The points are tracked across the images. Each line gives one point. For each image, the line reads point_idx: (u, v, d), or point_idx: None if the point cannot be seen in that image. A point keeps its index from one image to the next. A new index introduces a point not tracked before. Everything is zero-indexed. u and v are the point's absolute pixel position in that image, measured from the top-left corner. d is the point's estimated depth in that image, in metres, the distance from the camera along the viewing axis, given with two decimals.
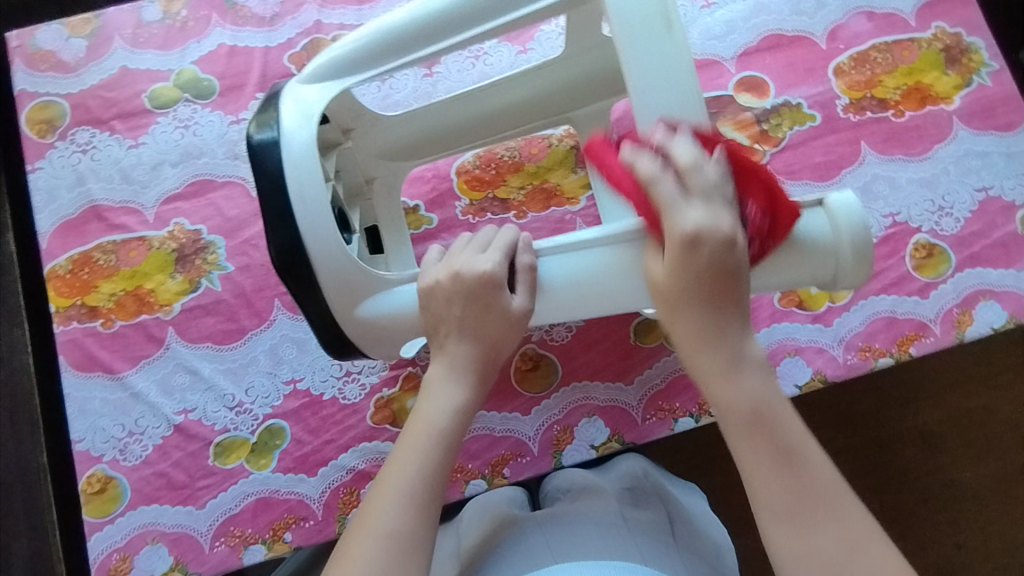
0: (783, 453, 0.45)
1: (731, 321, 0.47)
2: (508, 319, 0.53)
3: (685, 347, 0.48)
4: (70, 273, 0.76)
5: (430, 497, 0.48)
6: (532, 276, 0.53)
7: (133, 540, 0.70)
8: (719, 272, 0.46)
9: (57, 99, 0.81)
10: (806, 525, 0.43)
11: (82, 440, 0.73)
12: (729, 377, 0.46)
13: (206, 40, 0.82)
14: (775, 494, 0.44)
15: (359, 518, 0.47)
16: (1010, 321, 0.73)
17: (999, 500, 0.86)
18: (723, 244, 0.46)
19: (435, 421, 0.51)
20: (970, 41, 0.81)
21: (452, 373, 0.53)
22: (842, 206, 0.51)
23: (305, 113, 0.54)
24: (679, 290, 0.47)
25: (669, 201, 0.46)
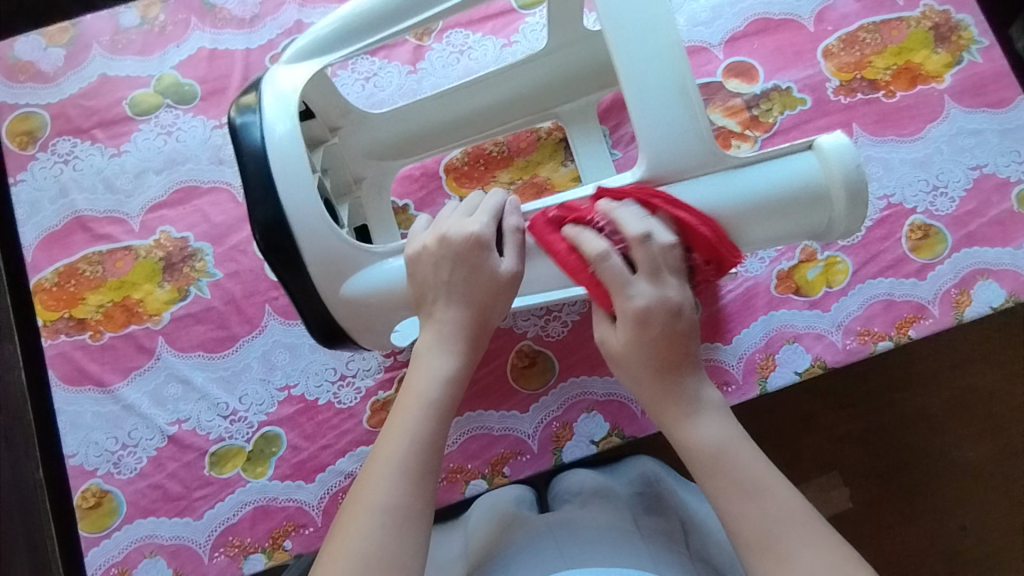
0: (751, 487, 0.46)
1: (684, 373, 0.50)
2: (497, 281, 0.51)
3: (649, 400, 0.51)
4: (56, 285, 0.75)
5: (424, 469, 0.47)
6: (520, 238, 0.52)
7: (131, 554, 0.69)
8: (671, 334, 0.49)
9: (36, 109, 0.80)
10: (779, 553, 0.43)
11: (75, 454, 0.72)
12: (692, 423, 0.49)
13: (186, 44, 0.80)
14: (747, 525, 0.45)
15: (354, 493, 0.47)
16: (1009, 299, 0.73)
17: (1003, 479, 0.85)
18: (667, 309, 0.49)
19: (427, 392, 0.50)
20: (959, 18, 0.80)
21: (442, 340, 0.52)
22: (833, 148, 0.51)
23: (282, 97, 0.54)
24: (635, 354, 0.50)
25: (616, 280, 0.49)
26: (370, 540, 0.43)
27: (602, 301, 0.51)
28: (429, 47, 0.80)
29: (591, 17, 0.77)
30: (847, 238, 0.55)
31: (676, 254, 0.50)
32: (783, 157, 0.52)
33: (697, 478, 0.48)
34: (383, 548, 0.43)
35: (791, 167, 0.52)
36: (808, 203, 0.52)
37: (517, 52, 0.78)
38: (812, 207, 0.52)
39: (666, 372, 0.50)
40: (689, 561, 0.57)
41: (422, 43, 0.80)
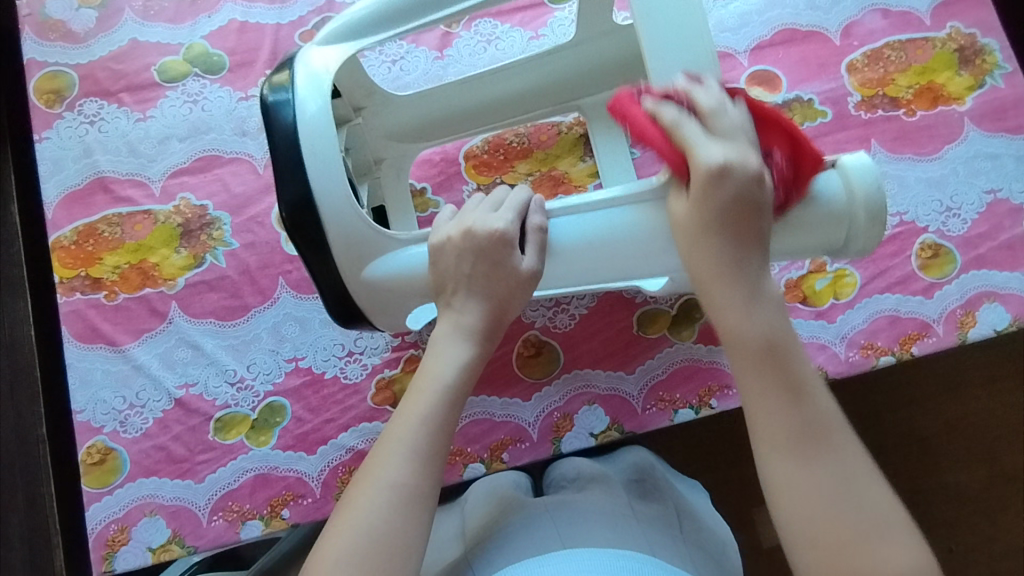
0: (792, 391, 0.44)
1: (753, 256, 0.46)
2: (516, 279, 0.52)
3: (701, 276, 0.47)
4: (75, 244, 0.76)
5: (433, 452, 0.48)
6: (542, 237, 0.53)
7: (131, 512, 0.70)
8: (743, 202, 0.46)
9: (66, 69, 0.81)
10: (808, 459, 0.42)
11: (82, 410, 0.73)
12: (746, 313, 0.45)
13: (217, 15, 0.81)
14: (780, 424, 0.43)
15: (364, 467, 0.48)
16: (1013, 323, 0.73)
17: (992, 504, 0.86)
18: (745, 178, 0.46)
19: (442, 376, 0.51)
20: (985, 42, 0.80)
21: (457, 331, 0.53)
22: (855, 167, 0.51)
23: (312, 75, 0.55)
24: (703, 223, 0.46)
25: (692, 140, 0.47)
26: (375, 519, 0.44)
27: (676, 169, 0.48)
28: (457, 35, 0.81)
29: (619, 15, 0.78)
30: (861, 258, 0.54)
31: (751, 130, 0.48)
32: (807, 173, 0.52)
33: (732, 364, 0.46)
34: (388, 526, 0.44)
35: (815, 182, 0.51)
36: (829, 217, 0.51)
37: (543, 45, 0.78)
38: (830, 222, 0.51)
39: (737, 252, 0.46)
40: (683, 546, 0.59)
41: (450, 30, 0.81)
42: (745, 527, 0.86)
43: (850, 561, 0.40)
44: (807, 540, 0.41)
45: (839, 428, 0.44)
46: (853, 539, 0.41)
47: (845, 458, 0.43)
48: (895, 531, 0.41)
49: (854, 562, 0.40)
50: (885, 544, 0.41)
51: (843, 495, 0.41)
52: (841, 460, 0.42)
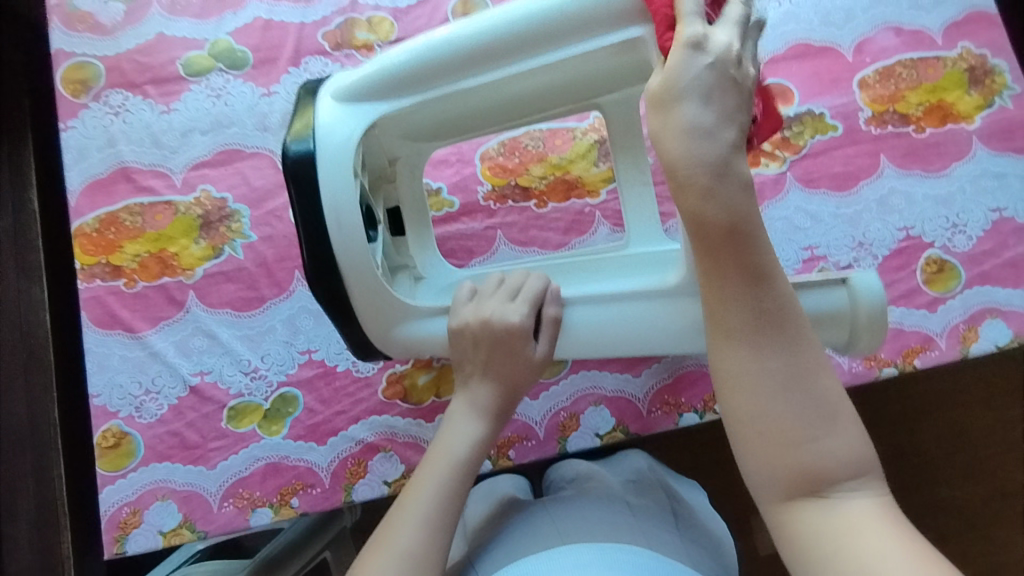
0: (753, 282, 0.43)
1: (727, 130, 0.42)
2: (530, 364, 0.58)
3: (671, 160, 0.43)
4: (96, 231, 0.77)
5: (443, 526, 0.52)
6: (556, 327, 0.58)
7: (144, 496, 0.71)
8: (727, 81, 0.43)
9: (92, 60, 0.82)
10: (758, 348, 0.43)
11: (99, 395, 0.74)
12: (713, 191, 0.42)
13: (243, 12, 0.83)
14: (735, 317, 0.43)
15: (378, 535, 0.52)
16: (1014, 340, 0.75)
17: (986, 518, 0.88)
18: (723, 59, 0.43)
19: (454, 454, 0.56)
20: (995, 63, 0.82)
21: (472, 409, 0.58)
22: (863, 288, 0.54)
23: (334, 116, 0.56)
24: (678, 95, 0.43)
25: (692, 13, 0.44)
26: None
27: (666, 48, 0.46)
28: None
29: None
30: (864, 354, 0.58)
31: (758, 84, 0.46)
32: (817, 287, 0.56)
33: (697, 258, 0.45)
34: None
35: (827, 299, 0.55)
36: (829, 316, 0.55)
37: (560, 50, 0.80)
38: (835, 320, 0.55)
39: (710, 140, 0.42)
40: (681, 542, 0.60)
41: None
42: (744, 534, 0.87)
43: (795, 447, 0.42)
44: (751, 424, 0.43)
45: (797, 322, 0.44)
46: (802, 432, 0.42)
47: (798, 348, 0.44)
48: (843, 420, 0.43)
49: (796, 452, 0.42)
50: (829, 434, 0.42)
51: (788, 386, 0.43)
52: (793, 348, 0.43)
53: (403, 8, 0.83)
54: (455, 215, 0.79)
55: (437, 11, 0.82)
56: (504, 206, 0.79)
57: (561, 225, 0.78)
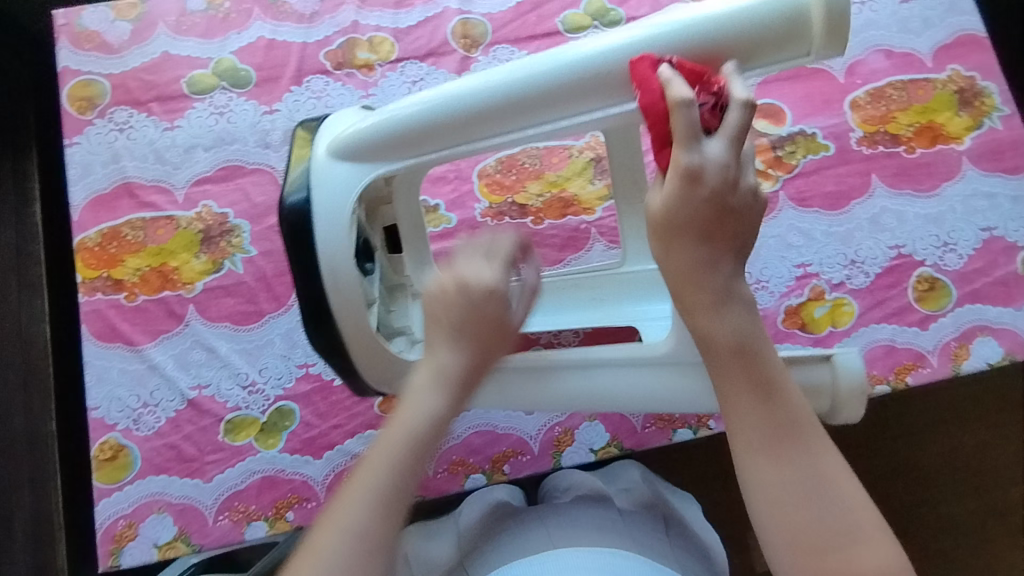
0: (765, 391, 0.43)
1: (724, 253, 0.44)
2: (506, 322, 0.48)
3: (674, 283, 0.45)
4: (99, 246, 0.79)
5: (394, 515, 0.43)
6: (535, 291, 0.51)
7: (140, 508, 0.72)
8: (724, 206, 0.43)
9: (99, 78, 0.84)
10: (780, 458, 0.42)
11: (97, 407, 0.74)
12: (716, 314, 0.44)
13: (247, 32, 0.85)
14: (752, 426, 0.43)
15: (316, 529, 0.44)
16: (1005, 358, 0.75)
17: (982, 536, 0.88)
18: (722, 180, 0.43)
19: (410, 428, 0.45)
20: (984, 86, 0.83)
21: (434, 381, 0.47)
22: (845, 369, 0.53)
23: (327, 168, 0.56)
24: (676, 217, 0.44)
25: (689, 129, 0.42)
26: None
27: (660, 149, 0.45)
28: (475, 59, 0.84)
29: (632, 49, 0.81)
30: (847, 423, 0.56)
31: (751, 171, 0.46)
32: (800, 363, 0.55)
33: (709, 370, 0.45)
34: None
35: (807, 376, 0.54)
36: (811, 387, 0.54)
37: None
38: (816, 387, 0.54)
39: (705, 272, 0.44)
40: (670, 547, 0.61)
41: (470, 54, 0.84)
42: (740, 552, 0.87)
43: (830, 561, 0.41)
44: (778, 543, 0.42)
45: (815, 431, 0.43)
46: (830, 543, 0.41)
47: (819, 456, 0.43)
48: (872, 531, 0.42)
49: (828, 560, 0.41)
50: (860, 546, 0.41)
51: (813, 496, 0.42)
52: (811, 458, 0.42)
53: (403, 29, 0.84)
54: (452, 232, 0.80)
55: (437, 32, 0.84)
56: (501, 223, 0.80)
57: (557, 242, 0.79)
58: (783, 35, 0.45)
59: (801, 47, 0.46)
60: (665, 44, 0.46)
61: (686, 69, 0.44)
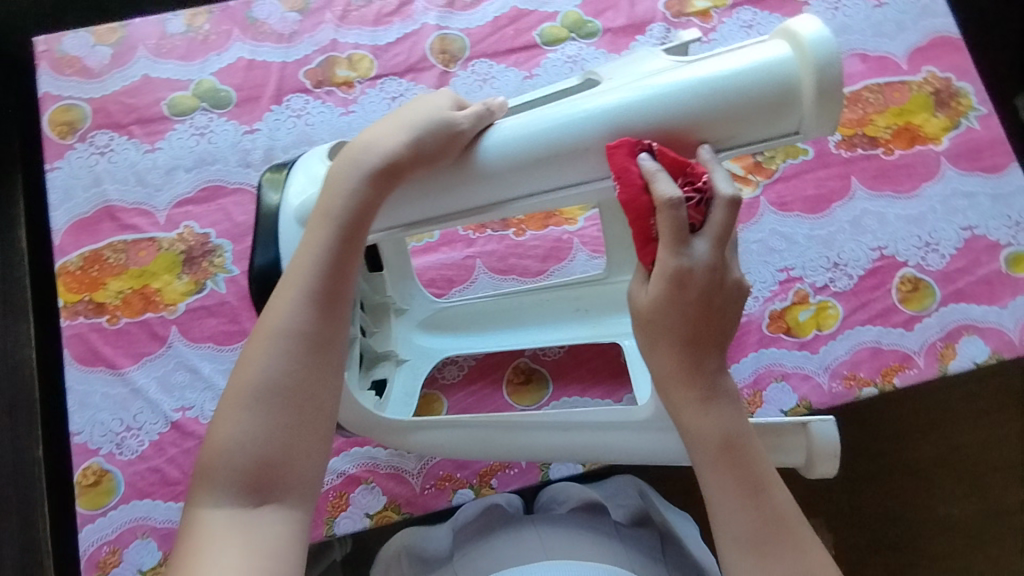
0: (751, 487, 0.47)
1: (710, 356, 0.48)
2: (440, 126, 0.49)
3: (663, 381, 0.49)
4: (80, 269, 0.78)
5: (325, 292, 0.48)
6: (482, 110, 0.51)
7: (123, 534, 0.71)
8: (710, 304, 0.47)
9: (79, 103, 0.84)
10: (766, 556, 0.45)
11: (80, 432, 0.74)
12: (703, 414, 0.48)
13: (227, 53, 0.85)
14: (738, 522, 0.46)
15: (262, 319, 0.49)
16: (992, 356, 0.75)
17: (982, 538, 0.87)
18: (710, 282, 0.46)
19: (333, 211, 0.49)
20: (960, 86, 0.84)
21: (356, 164, 0.49)
22: (818, 434, 0.58)
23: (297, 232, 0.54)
24: (662, 323, 0.47)
25: (677, 236, 0.45)
26: (272, 365, 0.47)
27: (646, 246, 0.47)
28: (454, 74, 0.84)
29: None
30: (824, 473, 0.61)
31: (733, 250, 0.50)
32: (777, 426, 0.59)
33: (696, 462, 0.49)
34: (282, 369, 0.47)
35: (781, 437, 0.59)
36: (784, 445, 0.59)
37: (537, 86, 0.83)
38: (789, 438, 0.59)
39: (689, 369, 0.48)
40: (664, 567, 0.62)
41: (448, 69, 0.84)
42: None
43: None
44: None
45: (798, 526, 0.47)
46: None
47: (803, 550, 0.46)
48: None
49: None
50: None
51: None
52: (795, 554, 0.46)
53: (382, 46, 0.85)
54: (435, 245, 0.80)
55: (415, 48, 0.85)
56: (483, 235, 0.80)
57: (540, 253, 0.79)
58: (772, 108, 0.46)
59: (792, 118, 0.47)
60: (654, 117, 0.47)
61: (667, 157, 0.45)
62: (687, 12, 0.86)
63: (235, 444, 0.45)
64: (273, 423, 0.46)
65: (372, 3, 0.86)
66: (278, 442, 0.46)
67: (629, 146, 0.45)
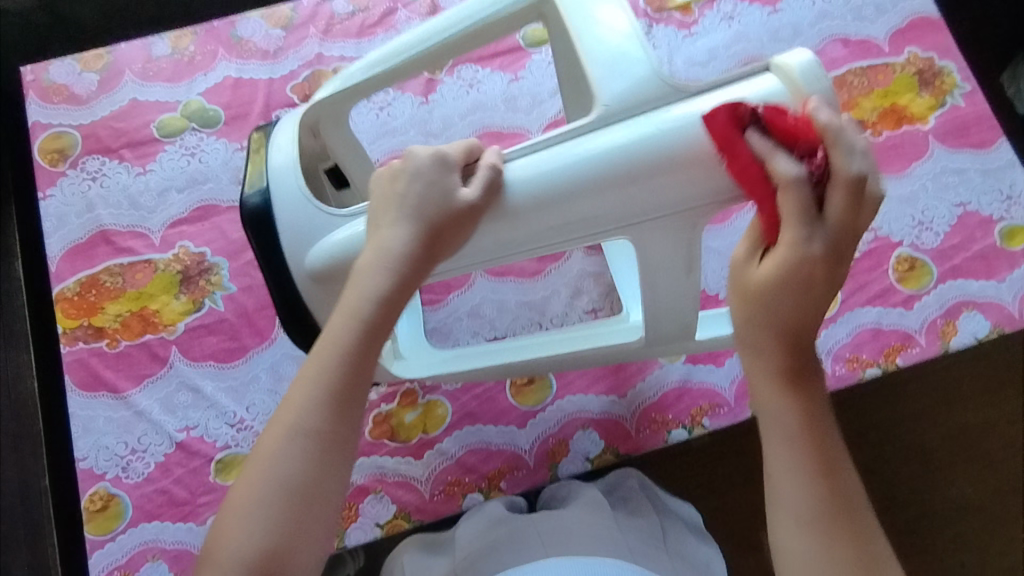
0: (828, 469, 0.47)
1: (807, 337, 0.47)
2: (457, 211, 0.50)
3: (749, 352, 0.49)
4: (78, 295, 0.78)
5: (341, 394, 0.48)
6: (491, 176, 0.51)
7: (134, 558, 0.70)
8: (818, 280, 0.45)
9: (69, 129, 0.84)
10: (832, 535, 0.46)
11: (85, 458, 0.73)
12: (787, 391, 0.48)
13: (213, 72, 0.86)
14: (808, 502, 0.46)
15: (276, 416, 0.49)
16: (994, 330, 0.75)
17: (998, 514, 0.87)
18: (818, 259, 0.44)
19: (358, 310, 0.49)
20: (943, 65, 0.84)
21: (379, 260, 0.50)
22: None
23: (298, 193, 0.57)
24: (764, 297, 0.46)
25: (796, 212, 0.44)
26: (287, 468, 0.46)
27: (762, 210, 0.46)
28: (440, 81, 0.85)
29: None
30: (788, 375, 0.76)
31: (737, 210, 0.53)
32: None
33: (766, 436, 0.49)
34: (296, 470, 0.46)
35: None
36: None
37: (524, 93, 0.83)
38: None
39: (787, 347, 0.47)
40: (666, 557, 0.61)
41: (433, 76, 0.85)
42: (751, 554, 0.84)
43: None
44: None
45: (862, 509, 0.47)
46: None
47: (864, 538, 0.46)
48: None
49: None
50: None
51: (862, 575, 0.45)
52: (860, 538, 0.46)
53: (367, 57, 0.86)
54: None
55: None
56: None
57: None
58: None
59: None
60: (669, 149, 0.48)
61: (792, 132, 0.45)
62: (667, 7, 0.88)
63: (246, 543, 0.45)
64: (279, 524, 0.46)
65: (355, 15, 0.87)
66: (286, 539, 0.46)
67: (739, 120, 0.45)
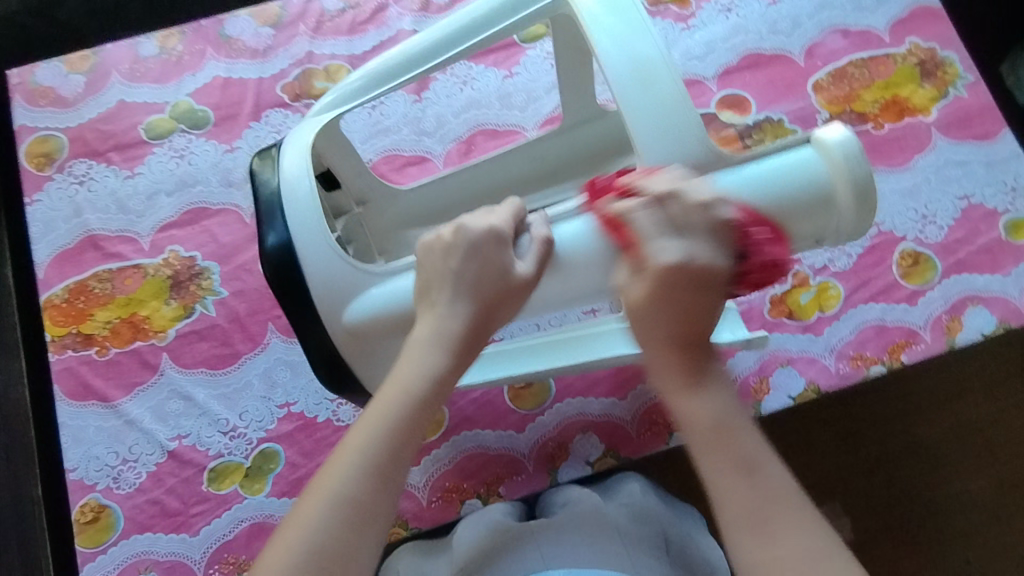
0: (746, 466, 0.45)
1: (691, 350, 0.49)
2: (508, 286, 0.52)
3: (655, 372, 0.50)
4: (66, 301, 0.77)
5: (387, 466, 0.46)
6: (544, 248, 0.53)
7: (126, 569, 0.69)
8: (689, 287, 0.48)
9: (55, 133, 0.83)
10: (767, 532, 0.43)
11: (75, 469, 0.72)
12: (693, 396, 0.48)
13: (201, 72, 0.84)
14: (738, 502, 0.44)
15: (315, 480, 0.47)
16: (999, 326, 0.74)
17: (1004, 512, 0.83)
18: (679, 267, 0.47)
19: (410, 383, 0.49)
20: (945, 55, 0.83)
21: (437, 335, 0.51)
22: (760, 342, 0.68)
23: (313, 199, 0.57)
24: (641, 312, 0.49)
25: (647, 233, 0.49)
26: (317, 534, 0.43)
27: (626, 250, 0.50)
28: (434, 78, 0.83)
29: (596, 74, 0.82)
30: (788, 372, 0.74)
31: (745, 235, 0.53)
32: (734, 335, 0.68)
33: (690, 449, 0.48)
34: (325, 535, 0.44)
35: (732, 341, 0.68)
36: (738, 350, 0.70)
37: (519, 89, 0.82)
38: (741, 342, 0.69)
39: (679, 358, 0.49)
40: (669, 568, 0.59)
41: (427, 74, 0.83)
42: None
43: None
44: None
45: (793, 504, 0.44)
46: None
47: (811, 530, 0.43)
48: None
49: None
50: None
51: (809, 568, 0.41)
52: (803, 530, 0.43)
53: (358, 55, 0.84)
54: None
55: None
56: None
57: None
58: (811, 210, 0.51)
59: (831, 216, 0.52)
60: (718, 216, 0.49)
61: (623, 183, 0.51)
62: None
63: None
64: None
65: (346, 12, 0.85)
66: None
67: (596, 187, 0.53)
